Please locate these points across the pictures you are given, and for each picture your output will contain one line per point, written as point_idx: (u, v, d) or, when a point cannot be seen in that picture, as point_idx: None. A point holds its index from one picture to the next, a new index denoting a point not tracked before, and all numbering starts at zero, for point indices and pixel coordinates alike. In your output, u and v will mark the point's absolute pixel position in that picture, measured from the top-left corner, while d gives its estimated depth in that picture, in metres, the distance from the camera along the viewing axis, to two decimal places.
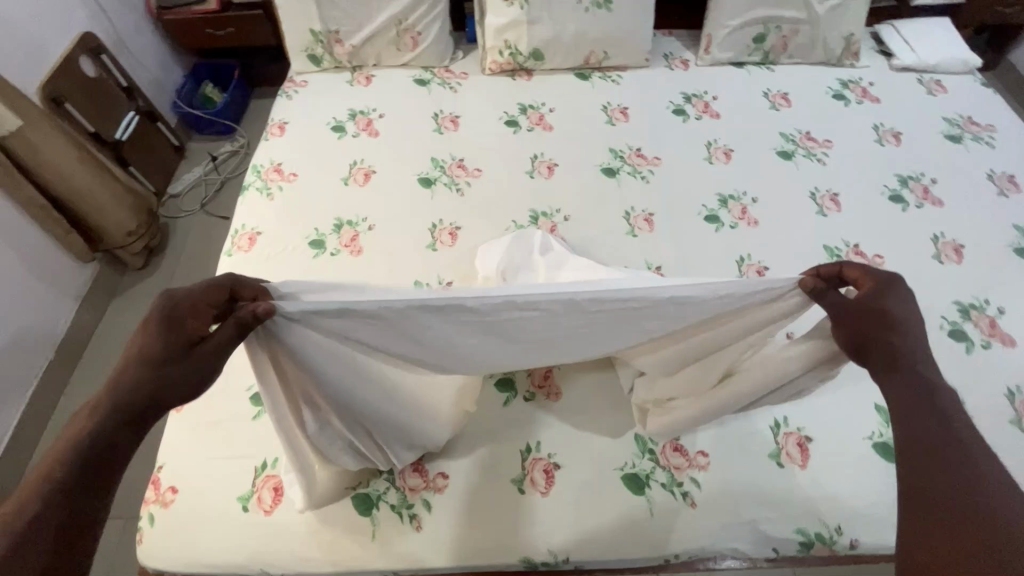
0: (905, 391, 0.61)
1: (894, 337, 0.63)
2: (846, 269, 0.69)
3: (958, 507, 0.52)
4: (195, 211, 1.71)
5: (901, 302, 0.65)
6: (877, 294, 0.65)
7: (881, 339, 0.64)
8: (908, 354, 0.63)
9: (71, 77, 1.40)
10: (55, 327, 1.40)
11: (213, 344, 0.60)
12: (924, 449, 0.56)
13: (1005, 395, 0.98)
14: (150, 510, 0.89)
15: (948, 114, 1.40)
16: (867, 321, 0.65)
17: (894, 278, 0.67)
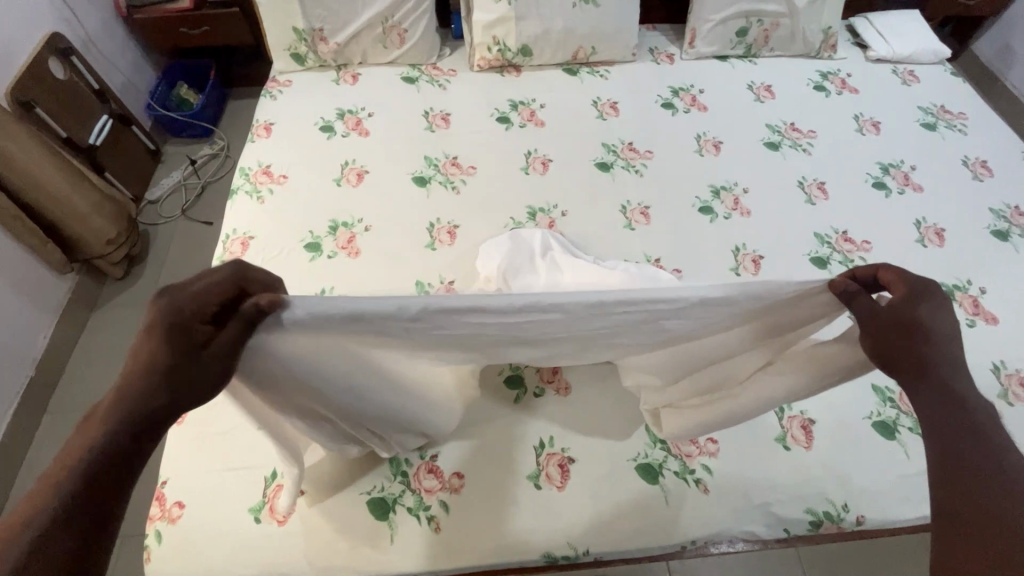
0: (929, 404, 0.58)
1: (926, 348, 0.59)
2: (882, 272, 0.64)
3: (981, 516, 0.51)
4: (176, 217, 1.65)
5: (940, 312, 0.60)
6: (912, 301, 0.61)
7: (908, 348, 0.60)
8: (939, 365, 0.58)
9: (41, 80, 1.34)
10: (33, 343, 1.34)
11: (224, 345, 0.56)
12: (943, 457, 0.55)
13: (991, 370, 1.03)
14: (156, 527, 0.86)
15: (922, 103, 1.45)
16: (897, 328, 0.60)
17: (933, 286, 0.61)
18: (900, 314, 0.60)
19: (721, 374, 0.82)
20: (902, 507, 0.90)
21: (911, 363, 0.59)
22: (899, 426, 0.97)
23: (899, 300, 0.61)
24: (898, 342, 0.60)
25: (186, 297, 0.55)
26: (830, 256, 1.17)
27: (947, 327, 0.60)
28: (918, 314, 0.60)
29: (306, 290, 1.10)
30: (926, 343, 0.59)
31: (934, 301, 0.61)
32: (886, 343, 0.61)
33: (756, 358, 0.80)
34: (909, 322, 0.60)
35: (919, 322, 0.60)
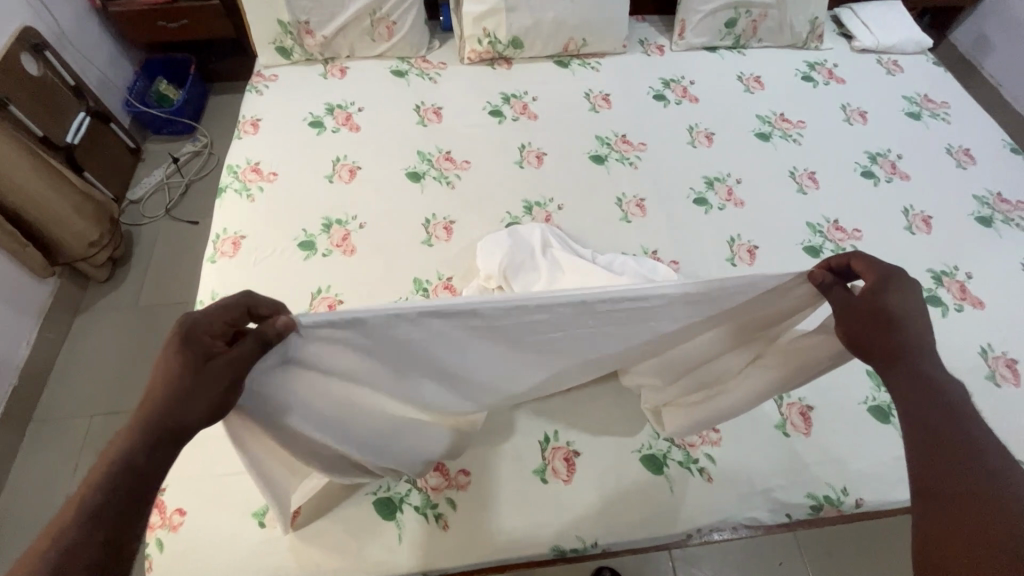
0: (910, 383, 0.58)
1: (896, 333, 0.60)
2: (854, 262, 0.65)
3: (957, 494, 0.51)
4: (159, 217, 1.61)
5: (906, 298, 0.62)
6: (878, 292, 0.62)
7: (876, 336, 0.62)
8: (912, 347, 0.60)
9: (15, 77, 1.28)
10: (16, 350, 1.30)
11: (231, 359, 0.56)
12: (922, 436, 0.55)
13: (979, 353, 1.06)
14: (157, 535, 0.84)
15: (906, 93, 1.48)
16: (862, 318, 0.63)
17: (898, 274, 0.62)
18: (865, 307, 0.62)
19: (723, 364, 0.84)
20: (899, 489, 0.93)
21: (886, 352, 0.61)
22: (893, 410, 0.99)
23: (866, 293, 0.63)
24: (863, 330, 0.63)
25: (194, 319, 0.56)
26: (823, 245, 1.19)
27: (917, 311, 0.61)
28: (883, 302, 0.62)
29: (302, 289, 1.08)
30: (896, 330, 0.61)
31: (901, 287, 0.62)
32: (854, 333, 0.64)
33: (757, 348, 0.81)
34: (875, 311, 0.62)
35: (886, 310, 0.61)
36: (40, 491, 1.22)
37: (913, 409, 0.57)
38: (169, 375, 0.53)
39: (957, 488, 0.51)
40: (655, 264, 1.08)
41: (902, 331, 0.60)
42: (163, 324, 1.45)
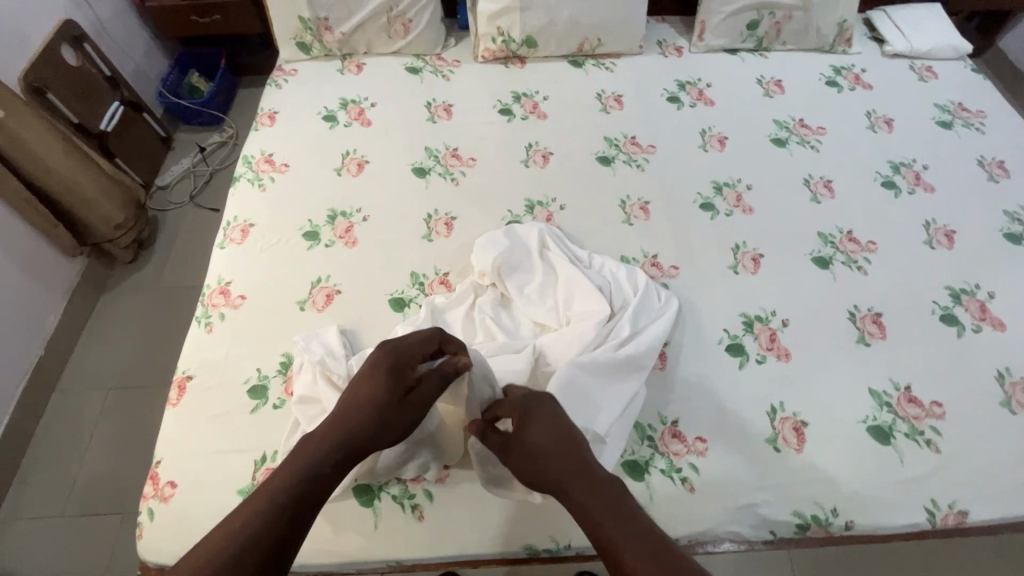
0: (590, 481, 0.75)
1: (548, 455, 0.77)
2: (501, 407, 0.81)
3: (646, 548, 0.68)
4: (184, 204, 1.68)
5: (545, 423, 0.79)
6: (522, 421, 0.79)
7: (538, 453, 0.77)
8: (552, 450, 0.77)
9: (54, 66, 1.37)
10: (45, 322, 1.38)
11: (421, 395, 0.78)
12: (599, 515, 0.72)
13: (996, 377, 1.00)
14: (149, 505, 0.89)
15: (939, 101, 1.41)
16: (517, 444, 0.78)
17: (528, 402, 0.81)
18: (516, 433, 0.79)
19: None
20: (893, 513, 0.89)
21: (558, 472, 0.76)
22: (895, 431, 0.95)
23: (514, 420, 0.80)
24: (515, 462, 0.77)
25: (402, 350, 0.80)
26: (833, 256, 1.15)
27: (553, 434, 0.78)
28: (524, 438, 0.78)
29: (302, 279, 1.11)
30: (539, 451, 0.77)
31: (537, 413, 0.80)
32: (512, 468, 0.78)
33: None
34: (524, 447, 0.77)
35: (535, 442, 0.78)
36: (58, 454, 1.30)
37: (590, 509, 0.73)
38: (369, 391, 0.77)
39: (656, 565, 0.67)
40: (636, 271, 1.07)
41: (557, 457, 0.77)
42: (181, 305, 1.52)
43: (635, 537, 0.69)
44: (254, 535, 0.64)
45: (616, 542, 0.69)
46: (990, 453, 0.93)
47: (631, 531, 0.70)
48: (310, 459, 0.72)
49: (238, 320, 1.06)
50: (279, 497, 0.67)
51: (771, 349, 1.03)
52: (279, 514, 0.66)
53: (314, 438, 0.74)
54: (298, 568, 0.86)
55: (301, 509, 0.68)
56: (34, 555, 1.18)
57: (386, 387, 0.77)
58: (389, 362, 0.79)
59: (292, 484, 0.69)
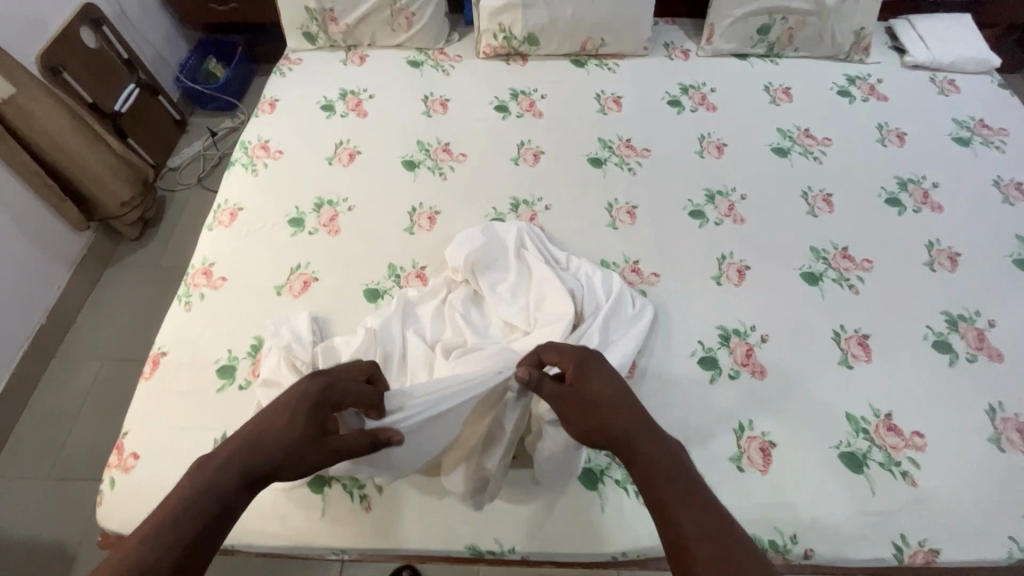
0: (654, 442, 0.70)
1: (615, 411, 0.71)
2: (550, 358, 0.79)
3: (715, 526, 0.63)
4: (192, 185, 1.73)
5: (602, 374, 0.75)
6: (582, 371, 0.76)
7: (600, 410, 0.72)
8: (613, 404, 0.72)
9: (70, 47, 1.43)
10: (49, 292, 1.45)
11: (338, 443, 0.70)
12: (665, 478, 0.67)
13: (986, 411, 0.94)
14: (112, 474, 0.92)
15: (958, 116, 1.33)
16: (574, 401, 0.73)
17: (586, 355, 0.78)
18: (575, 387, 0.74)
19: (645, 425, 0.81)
20: (857, 545, 0.85)
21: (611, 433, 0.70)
22: (869, 460, 0.90)
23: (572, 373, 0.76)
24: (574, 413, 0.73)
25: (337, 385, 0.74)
26: (824, 273, 1.10)
27: (615, 387, 0.74)
28: (586, 388, 0.74)
29: (283, 264, 1.13)
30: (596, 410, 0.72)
31: (597, 367, 0.76)
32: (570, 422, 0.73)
33: None
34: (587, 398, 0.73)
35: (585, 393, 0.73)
36: (52, 418, 1.37)
37: (646, 471, 0.68)
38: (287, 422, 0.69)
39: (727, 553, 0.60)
40: (612, 278, 1.05)
41: (617, 414, 0.71)
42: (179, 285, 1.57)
43: (693, 511, 0.63)
44: (147, 566, 0.56)
45: (675, 515, 0.64)
46: (972, 491, 0.87)
47: (691, 505, 0.64)
48: (206, 490, 0.63)
49: (217, 300, 1.08)
50: (176, 523, 0.59)
51: (746, 365, 0.99)
52: (176, 541, 0.58)
53: (217, 464, 0.65)
54: (246, 546, 0.89)
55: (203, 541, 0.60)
56: (20, 513, 1.26)
57: (317, 418, 0.70)
58: (321, 391, 0.72)
59: (191, 508, 0.61)
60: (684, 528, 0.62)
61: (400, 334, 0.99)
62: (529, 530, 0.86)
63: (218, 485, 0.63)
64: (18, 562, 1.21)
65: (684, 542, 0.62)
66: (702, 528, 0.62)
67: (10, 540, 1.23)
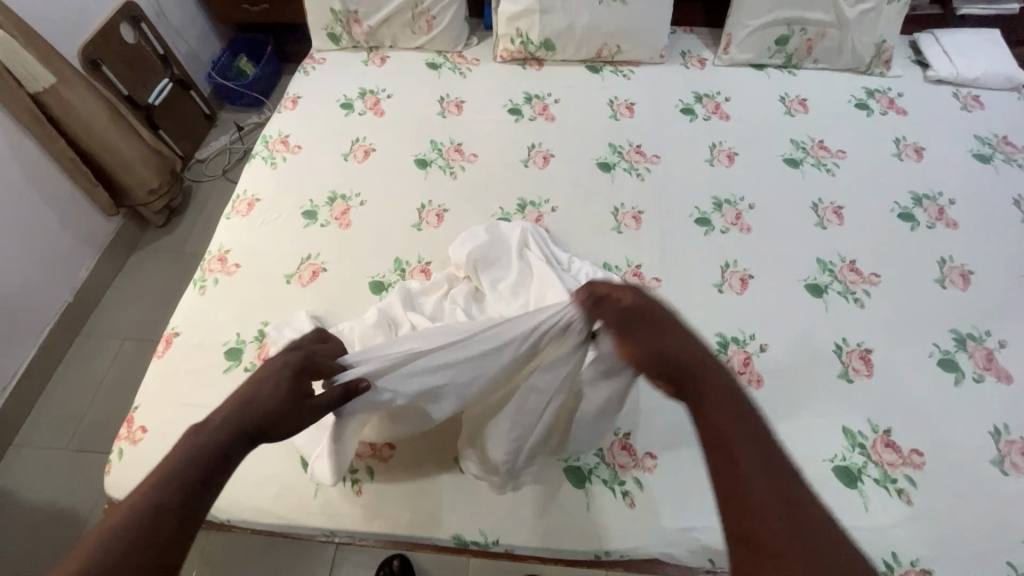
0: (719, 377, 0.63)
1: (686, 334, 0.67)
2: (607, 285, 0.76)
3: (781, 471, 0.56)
4: (217, 177, 1.80)
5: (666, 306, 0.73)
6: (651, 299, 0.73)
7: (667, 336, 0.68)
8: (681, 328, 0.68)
9: (110, 42, 1.52)
10: (76, 273, 1.53)
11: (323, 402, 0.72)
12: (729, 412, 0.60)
13: (990, 433, 0.92)
14: (121, 445, 0.97)
15: (981, 132, 1.30)
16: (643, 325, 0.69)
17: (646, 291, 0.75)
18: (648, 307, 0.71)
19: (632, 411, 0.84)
20: None
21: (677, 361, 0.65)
22: (863, 475, 0.89)
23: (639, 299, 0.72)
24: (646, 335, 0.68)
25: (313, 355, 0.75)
26: (829, 285, 1.09)
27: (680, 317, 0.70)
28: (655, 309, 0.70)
29: (294, 254, 1.17)
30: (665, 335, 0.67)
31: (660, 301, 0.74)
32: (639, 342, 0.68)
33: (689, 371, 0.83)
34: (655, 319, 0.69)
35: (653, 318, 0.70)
36: (74, 393, 1.45)
37: (712, 405, 0.61)
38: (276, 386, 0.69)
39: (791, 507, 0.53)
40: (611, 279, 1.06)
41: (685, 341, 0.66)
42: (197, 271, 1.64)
43: (759, 458, 0.56)
44: (155, 513, 0.54)
45: (741, 452, 0.56)
46: (970, 513, 0.85)
47: (759, 449, 0.57)
48: (204, 447, 0.61)
49: (229, 286, 1.13)
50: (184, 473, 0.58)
51: (743, 372, 0.99)
52: (175, 496, 0.56)
53: (210, 427, 0.63)
54: (241, 522, 0.92)
55: (199, 503, 0.57)
56: (40, 480, 1.34)
57: (302, 381, 0.71)
58: (300, 359, 0.73)
59: (192, 464, 0.59)
60: (748, 469, 0.55)
61: (404, 313, 1.01)
62: (515, 526, 0.87)
63: (208, 445, 0.61)
64: (35, 526, 1.28)
65: (740, 483, 0.54)
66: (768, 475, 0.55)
67: (30, 505, 1.30)
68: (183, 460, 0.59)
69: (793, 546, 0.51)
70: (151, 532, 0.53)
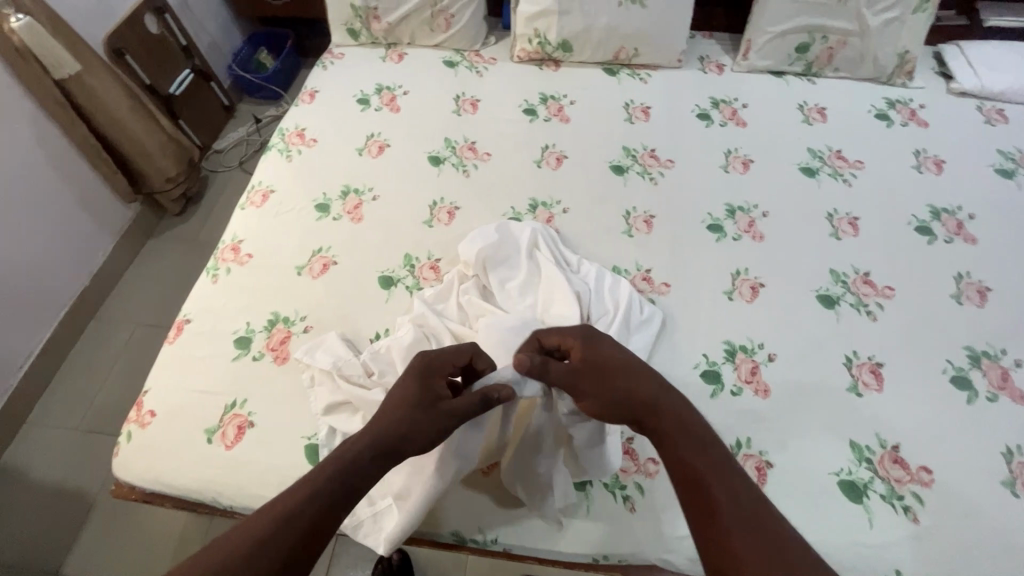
0: (677, 420, 0.73)
1: (629, 381, 0.76)
2: (547, 338, 0.84)
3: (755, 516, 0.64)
4: (233, 167, 1.83)
5: (604, 343, 0.81)
6: (587, 342, 0.81)
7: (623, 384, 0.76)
8: (625, 374, 0.77)
9: (135, 32, 1.55)
10: (94, 258, 1.56)
11: (451, 408, 0.75)
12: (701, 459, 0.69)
13: (1002, 453, 0.90)
14: (130, 428, 0.99)
15: (1004, 146, 1.28)
16: (586, 376, 0.78)
17: (584, 330, 0.83)
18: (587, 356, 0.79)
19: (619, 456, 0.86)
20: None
21: (630, 402, 0.75)
22: (869, 490, 0.87)
23: (579, 347, 0.81)
24: (590, 387, 0.77)
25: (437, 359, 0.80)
26: (841, 296, 1.07)
27: (621, 353, 0.80)
28: (593, 349, 0.80)
29: (306, 246, 1.18)
30: (613, 380, 0.77)
31: (598, 337, 0.82)
32: (591, 396, 0.77)
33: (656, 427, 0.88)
34: (599, 364, 0.79)
35: (599, 362, 0.79)
36: (86, 377, 1.48)
37: (677, 445, 0.71)
38: (404, 400, 0.75)
39: (767, 547, 0.61)
40: (620, 283, 1.05)
41: (638, 380, 0.76)
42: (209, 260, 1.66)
43: (721, 477, 0.67)
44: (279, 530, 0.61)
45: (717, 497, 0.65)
46: (979, 533, 0.84)
47: (723, 471, 0.68)
48: (333, 469, 0.67)
49: (241, 276, 1.14)
50: (312, 492, 0.64)
51: (750, 382, 0.98)
52: (305, 511, 0.63)
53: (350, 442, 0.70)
54: (243, 509, 0.93)
55: (326, 517, 0.64)
56: (51, 459, 1.36)
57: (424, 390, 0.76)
58: (422, 378, 0.77)
59: (318, 490, 0.65)
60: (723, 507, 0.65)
61: (430, 318, 1.00)
62: (519, 528, 0.87)
63: (349, 461, 0.68)
64: (44, 504, 1.31)
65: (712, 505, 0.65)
66: (723, 486, 0.66)
67: (41, 483, 1.33)
68: (313, 481, 0.65)
69: (747, 530, 0.63)
70: (279, 543, 0.60)
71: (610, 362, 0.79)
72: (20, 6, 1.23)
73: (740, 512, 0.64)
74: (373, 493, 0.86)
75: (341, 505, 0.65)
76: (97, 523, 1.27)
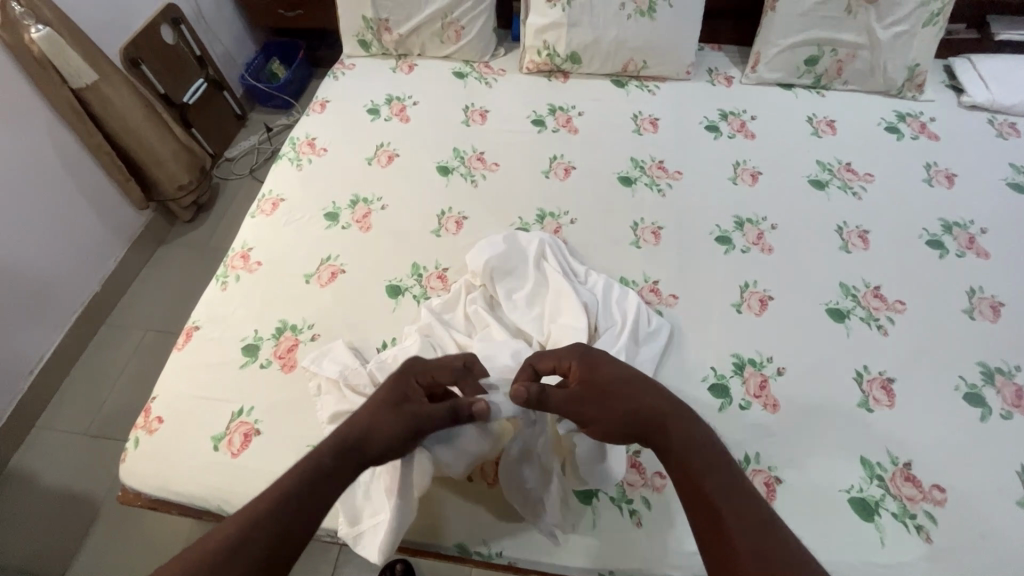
0: (687, 439, 0.72)
1: (633, 401, 0.76)
2: (540, 363, 0.82)
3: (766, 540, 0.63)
4: (245, 175, 1.85)
5: (602, 364, 0.80)
6: (585, 366, 0.79)
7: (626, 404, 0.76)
8: (626, 395, 0.76)
9: (150, 42, 1.58)
10: (106, 265, 1.58)
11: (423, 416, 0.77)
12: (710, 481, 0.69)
13: (1017, 472, 0.88)
14: (137, 434, 0.99)
15: (1017, 160, 1.27)
16: (585, 400, 0.77)
17: (579, 353, 0.81)
18: (587, 380, 0.78)
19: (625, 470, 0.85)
20: None
21: (635, 420, 0.74)
22: (881, 508, 0.86)
23: (577, 371, 0.79)
24: (593, 411, 0.76)
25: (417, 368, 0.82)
26: (851, 310, 1.06)
27: (622, 374, 0.79)
28: (593, 372, 0.79)
29: (315, 255, 1.19)
30: (616, 402, 0.76)
31: (596, 358, 0.81)
32: (595, 421, 0.76)
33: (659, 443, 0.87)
34: (601, 388, 0.77)
35: (600, 384, 0.77)
36: (94, 382, 1.49)
37: (686, 465, 0.71)
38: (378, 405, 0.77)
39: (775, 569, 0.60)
40: (628, 295, 1.05)
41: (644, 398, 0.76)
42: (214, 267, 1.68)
43: (729, 499, 0.67)
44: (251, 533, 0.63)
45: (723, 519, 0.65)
46: (994, 554, 0.82)
47: (734, 494, 0.67)
48: (304, 473, 0.70)
49: (250, 283, 1.15)
50: (286, 496, 0.67)
51: (758, 396, 0.97)
52: (277, 516, 0.65)
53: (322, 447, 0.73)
54: None
55: (297, 520, 0.66)
56: (59, 463, 1.37)
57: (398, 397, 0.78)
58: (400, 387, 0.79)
59: (289, 497, 0.67)
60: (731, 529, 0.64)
61: (436, 328, 1.00)
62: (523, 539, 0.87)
63: (320, 466, 0.71)
64: (50, 507, 1.31)
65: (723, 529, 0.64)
66: (732, 506, 0.66)
67: (46, 488, 1.34)
68: (287, 484, 0.68)
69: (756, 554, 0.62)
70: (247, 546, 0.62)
71: (608, 383, 0.78)
72: (41, 17, 1.27)
73: (751, 536, 0.63)
74: (376, 502, 0.85)
75: (311, 508, 0.68)
76: (102, 527, 1.28)
